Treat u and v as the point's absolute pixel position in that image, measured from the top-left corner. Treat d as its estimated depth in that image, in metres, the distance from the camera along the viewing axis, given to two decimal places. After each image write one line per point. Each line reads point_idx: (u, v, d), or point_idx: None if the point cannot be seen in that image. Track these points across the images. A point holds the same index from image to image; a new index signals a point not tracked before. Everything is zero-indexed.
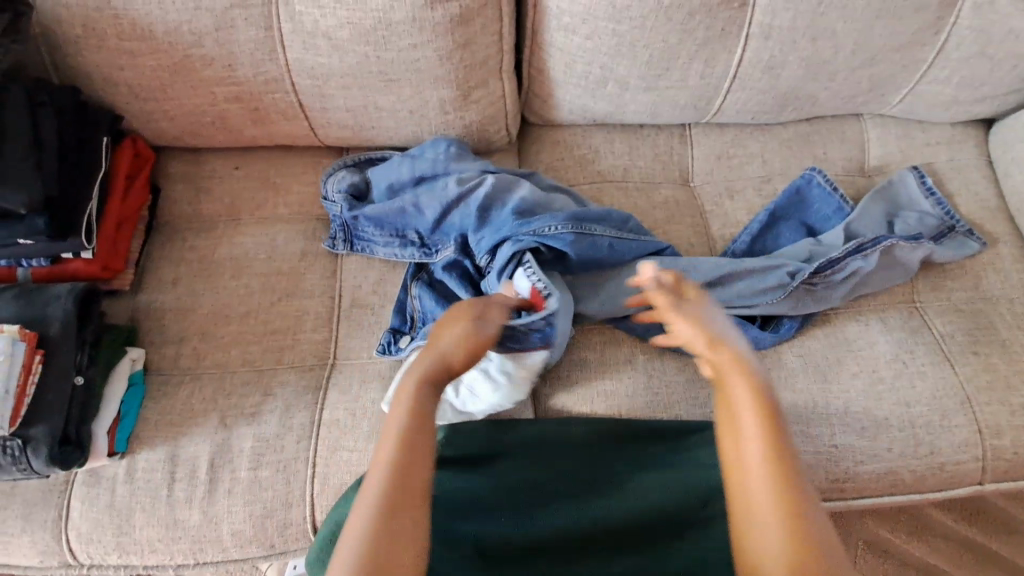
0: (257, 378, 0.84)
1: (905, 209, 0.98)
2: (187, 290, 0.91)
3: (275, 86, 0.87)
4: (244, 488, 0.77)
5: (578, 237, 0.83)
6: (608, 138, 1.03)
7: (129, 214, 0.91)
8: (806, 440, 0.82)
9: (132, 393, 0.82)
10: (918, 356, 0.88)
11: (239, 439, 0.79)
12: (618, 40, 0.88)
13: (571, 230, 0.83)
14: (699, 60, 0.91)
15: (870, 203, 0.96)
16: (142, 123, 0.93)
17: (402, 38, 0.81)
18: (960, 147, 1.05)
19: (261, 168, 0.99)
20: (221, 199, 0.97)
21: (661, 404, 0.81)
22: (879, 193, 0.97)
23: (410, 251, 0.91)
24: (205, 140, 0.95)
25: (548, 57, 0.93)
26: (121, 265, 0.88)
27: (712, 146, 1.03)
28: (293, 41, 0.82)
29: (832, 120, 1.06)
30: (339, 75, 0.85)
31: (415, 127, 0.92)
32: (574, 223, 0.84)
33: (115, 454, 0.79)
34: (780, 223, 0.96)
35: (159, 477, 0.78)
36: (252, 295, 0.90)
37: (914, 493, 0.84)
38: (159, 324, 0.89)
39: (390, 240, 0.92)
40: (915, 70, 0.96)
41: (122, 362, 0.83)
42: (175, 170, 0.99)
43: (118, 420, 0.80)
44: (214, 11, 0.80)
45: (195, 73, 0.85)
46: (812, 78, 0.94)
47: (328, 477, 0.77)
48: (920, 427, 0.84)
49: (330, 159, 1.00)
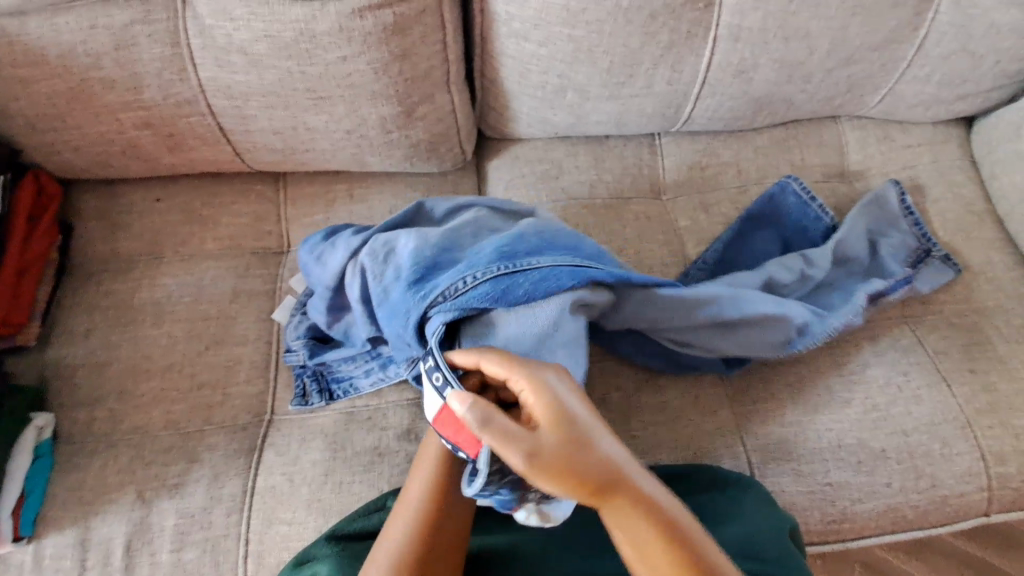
0: (182, 443, 0.74)
1: (892, 221, 0.90)
2: (102, 343, 0.80)
3: (190, 109, 0.77)
4: (167, 574, 0.67)
5: (508, 275, 0.67)
6: (571, 151, 0.94)
7: (33, 258, 0.80)
8: (798, 478, 0.75)
9: (37, 467, 0.71)
10: (912, 378, 0.81)
11: (158, 517, 0.69)
12: (574, 46, 0.80)
13: (496, 271, 0.67)
14: (664, 65, 0.83)
15: (853, 217, 0.88)
16: (43, 155, 0.82)
17: (329, 51, 0.72)
18: (943, 148, 0.99)
19: (186, 199, 0.89)
20: (141, 236, 0.86)
21: (637, 449, 0.75)
22: (864, 207, 0.89)
23: (393, 370, 0.77)
24: (119, 171, 0.84)
25: (499, 67, 0.85)
26: (23, 317, 0.77)
27: (683, 156, 0.96)
28: (205, 58, 0.72)
29: (808, 124, 0.99)
30: (262, 95, 0.75)
31: (355, 148, 0.83)
32: (497, 262, 0.68)
33: (20, 538, 0.68)
34: (760, 232, 0.89)
35: (68, 566, 0.68)
36: (176, 345, 0.80)
37: (918, 530, 0.76)
38: (69, 384, 0.78)
39: (360, 367, 0.78)
40: (894, 69, 0.90)
41: (27, 433, 0.71)
42: (89, 206, 0.88)
43: (22, 501, 0.69)
44: (111, 28, 0.70)
45: (96, 97, 0.75)
46: (786, 81, 0.87)
47: (263, 556, 0.68)
48: (920, 458, 0.77)
49: (265, 186, 0.90)
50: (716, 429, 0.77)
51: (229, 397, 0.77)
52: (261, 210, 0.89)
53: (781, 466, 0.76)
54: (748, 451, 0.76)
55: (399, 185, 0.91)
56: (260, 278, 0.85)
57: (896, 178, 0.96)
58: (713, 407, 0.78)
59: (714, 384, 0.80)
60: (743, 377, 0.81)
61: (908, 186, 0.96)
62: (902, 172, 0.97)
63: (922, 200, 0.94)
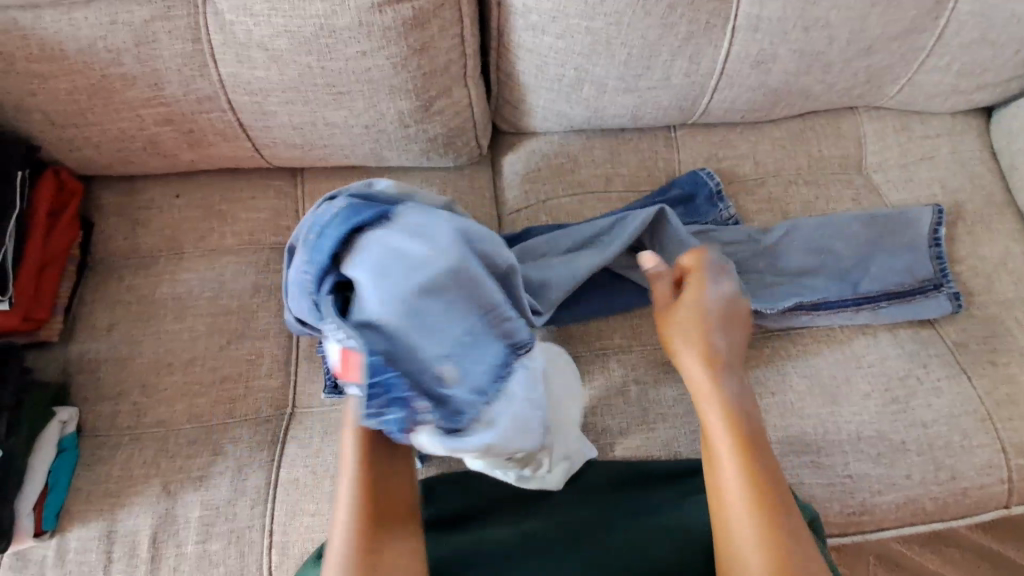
0: (205, 436, 0.75)
1: (895, 234, 0.87)
2: (124, 337, 0.81)
3: (210, 105, 0.77)
4: (193, 565, 0.68)
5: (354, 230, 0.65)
6: (587, 145, 0.94)
7: (55, 254, 0.81)
8: (818, 470, 0.75)
9: (62, 461, 0.72)
10: (932, 370, 0.81)
11: (184, 508, 0.70)
12: (592, 39, 0.80)
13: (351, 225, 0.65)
14: (682, 57, 0.83)
15: (856, 226, 0.87)
16: (64, 152, 0.82)
17: (349, 45, 0.72)
18: (962, 138, 0.98)
19: (205, 195, 0.89)
20: (160, 232, 0.87)
21: (657, 441, 0.76)
22: (877, 216, 0.88)
23: None
24: (139, 167, 0.85)
25: (516, 60, 0.85)
26: (46, 313, 0.78)
27: (699, 148, 0.96)
28: (225, 53, 0.73)
29: (825, 115, 0.98)
30: (281, 90, 0.75)
31: (373, 143, 0.83)
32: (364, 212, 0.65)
33: (43, 532, 0.69)
34: (730, 232, 0.87)
35: (95, 558, 0.69)
36: (198, 339, 0.80)
37: (939, 522, 0.76)
38: (93, 378, 0.79)
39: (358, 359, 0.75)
40: (914, 59, 0.89)
41: (51, 426, 0.73)
42: (109, 203, 0.89)
43: (47, 494, 0.70)
44: (132, 25, 0.70)
45: (117, 94, 0.75)
46: (805, 72, 0.87)
47: (288, 547, 0.69)
48: (940, 450, 0.77)
49: (282, 182, 0.91)
50: None
51: (251, 390, 0.78)
52: (279, 206, 0.89)
53: (801, 458, 0.76)
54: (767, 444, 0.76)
55: (415, 180, 0.91)
56: (280, 272, 0.85)
57: (915, 169, 0.96)
58: None
59: None
60: (762, 369, 0.81)
61: (927, 177, 0.95)
62: (921, 163, 0.96)
63: (941, 191, 0.94)
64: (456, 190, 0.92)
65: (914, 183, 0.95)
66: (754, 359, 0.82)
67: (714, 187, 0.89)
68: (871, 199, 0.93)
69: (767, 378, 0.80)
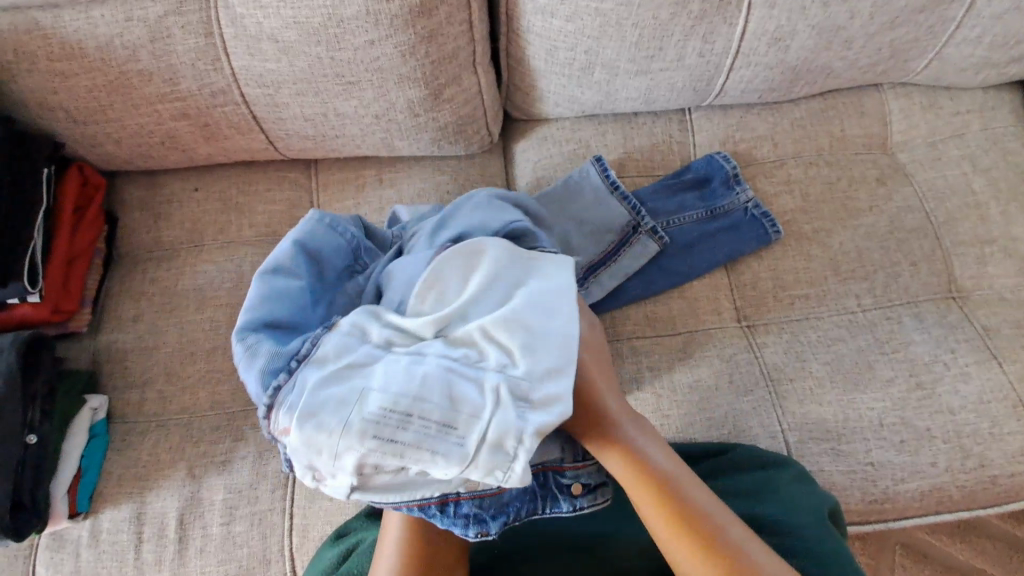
0: (227, 423, 0.77)
1: (852, 251, 0.85)
2: (149, 327, 0.83)
3: (224, 99, 0.79)
4: (217, 546, 0.71)
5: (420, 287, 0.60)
6: (599, 130, 0.93)
7: (82, 249, 0.84)
8: (837, 457, 0.74)
9: (93, 447, 0.76)
10: (960, 355, 0.78)
11: (208, 492, 0.73)
12: (602, 20, 0.78)
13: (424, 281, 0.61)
14: (696, 36, 0.81)
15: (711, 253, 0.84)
16: (87, 149, 0.85)
17: (357, 35, 0.72)
18: (994, 114, 0.94)
19: (222, 188, 0.91)
20: (181, 225, 0.89)
21: (672, 427, 0.76)
22: None
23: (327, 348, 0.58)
24: (158, 161, 0.87)
25: (525, 45, 0.84)
26: (74, 305, 0.82)
27: (716, 130, 0.93)
28: (237, 47, 0.74)
29: (848, 93, 0.95)
30: (293, 81, 0.76)
31: (384, 133, 0.83)
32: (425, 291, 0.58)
33: (77, 514, 0.73)
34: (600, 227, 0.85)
35: (126, 538, 0.72)
36: (219, 328, 0.83)
37: (964, 511, 0.74)
38: (120, 367, 0.81)
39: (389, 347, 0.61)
40: (943, 31, 0.85)
41: (82, 413, 0.75)
42: (130, 196, 0.92)
43: (79, 478, 0.73)
44: (147, 21, 0.72)
45: (135, 90, 0.77)
46: (826, 48, 0.83)
47: (308, 529, 0.71)
48: (967, 437, 0.74)
49: (298, 174, 0.92)
50: (754, 409, 0.76)
51: None
52: (294, 197, 0.91)
53: (819, 445, 0.74)
54: (785, 432, 0.75)
55: (426, 169, 0.92)
56: None
57: (943, 147, 0.92)
58: (749, 386, 0.78)
59: (751, 365, 0.79)
60: (780, 356, 0.79)
61: (956, 155, 0.91)
62: (949, 141, 0.92)
63: (972, 169, 0.90)
64: (468, 178, 0.92)
65: (943, 161, 0.91)
66: (771, 345, 0.80)
67: (722, 170, 0.88)
68: (897, 178, 0.90)
69: (786, 365, 0.79)
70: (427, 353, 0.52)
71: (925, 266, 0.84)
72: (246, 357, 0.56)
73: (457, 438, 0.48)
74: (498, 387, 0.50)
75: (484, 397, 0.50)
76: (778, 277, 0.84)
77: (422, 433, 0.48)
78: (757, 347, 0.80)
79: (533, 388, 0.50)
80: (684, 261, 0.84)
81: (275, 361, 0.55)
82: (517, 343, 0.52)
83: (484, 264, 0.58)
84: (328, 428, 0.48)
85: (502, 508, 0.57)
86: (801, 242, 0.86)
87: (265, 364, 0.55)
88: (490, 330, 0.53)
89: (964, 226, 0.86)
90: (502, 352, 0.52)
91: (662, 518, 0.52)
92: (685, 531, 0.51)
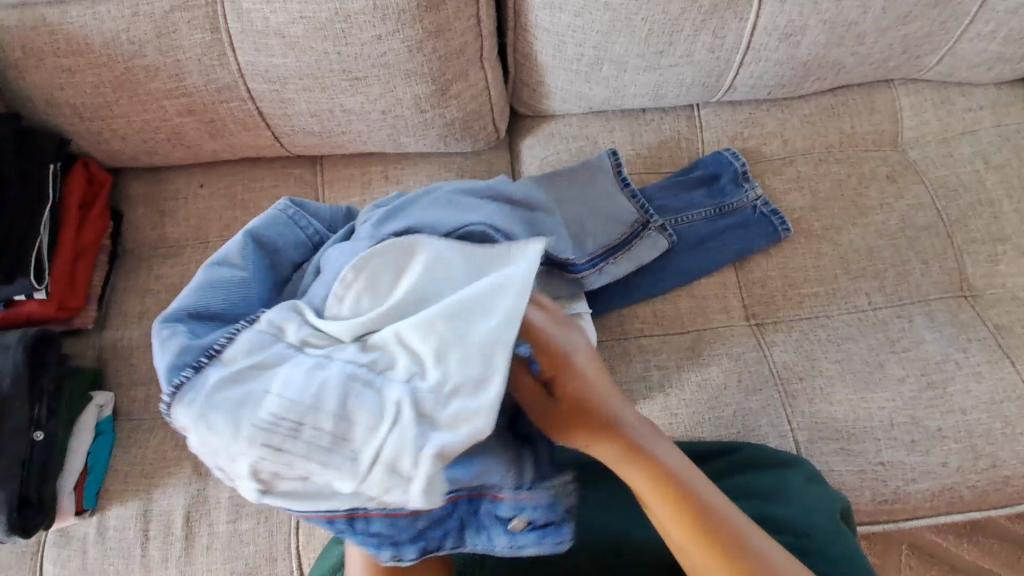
0: None
1: (863, 249, 0.84)
2: (155, 324, 0.83)
3: (230, 94, 0.78)
4: (224, 544, 0.70)
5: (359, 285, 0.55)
6: (606, 126, 0.92)
7: (87, 246, 0.84)
8: (847, 457, 0.73)
9: (100, 444, 0.75)
10: (972, 354, 0.77)
11: (215, 489, 0.73)
12: (612, 15, 0.77)
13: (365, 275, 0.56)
14: (706, 31, 0.80)
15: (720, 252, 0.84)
16: (92, 145, 0.84)
17: (364, 30, 0.71)
18: (1007, 110, 0.92)
19: (227, 185, 0.90)
20: (187, 222, 0.89)
21: (680, 426, 0.76)
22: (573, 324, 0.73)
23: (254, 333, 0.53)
24: (163, 158, 0.87)
25: (533, 40, 0.83)
26: (79, 302, 0.81)
27: (725, 127, 0.92)
28: (244, 42, 0.73)
29: (859, 89, 0.94)
30: (299, 77, 0.75)
31: (391, 129, 0.83)
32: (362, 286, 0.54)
33: (84, 511, 0.72)
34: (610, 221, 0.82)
35: (133, 536, 0.72)
36: None
37: (976, 511, 0.73)
38: (126, 364, 0.81)
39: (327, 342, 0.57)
40: (956, 27, 0.84)
41: (88, 410, 0.75)
42: (136, 193, 0.91)
43: (85, 476, 0.73)
44: (153, 16, 0.71)
45: (140, 86, 0.76)
46: (837, 43, 0.83)
47: (314, 527, 0.71)
48: (979, 437, 0.74)
49: (303, 170, 0.91)
50: (763, 408, 0.76)
51: None
52: (300, 194, 0.90)
53: (829, 445, 0.74)
54: (794, 431, 0.75)
55: (433, 166, 0.91)
56: None
57: (954, 145, 0.91)
58: (758, 385, 0.77)
59: (760, 364, 0.78)
60: (789, 355, 0.79)
61: (968, 152, 0.90)
62: (961, 138, 0.91)
63: (984, 166, 0.89)
64: (474, 175, 0.91)
65: (955, 158, 0.90)
66: (780, 343, 0.80)
67: (730, 167, 0.87)
68: (908, 176, 0.89)
69: (796, 364, 0.78)
70: (335, 358, 0.47)
71: (937, 264, 0.83)
72: (157, 349, 0.50)
73: (353, 448, 0.44)
74: (401, 401, 0.44)
75: (383, 411, 0.44)
76: (788, 275, 0.83)
77: (309, 448, 0.44)
78: (767, 346, 0.79)
79: (440, 405, 0.44)
80: (693, 259, 0.83)
81: (185, 355, 0.49)
82: (432, 352, 0.46)
83: (417, 266, 0.55)
84: (237, 430, 0.44)
85: (422, 533, 0.52)
86: (810, 240, 0.85)
87: (171, 358, 0.49)
88: (405, 336, 0.47)
89: (976, 224, 0.85)
90: (417, 357, 0.47)
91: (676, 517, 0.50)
92: (706, 541, 0.49)
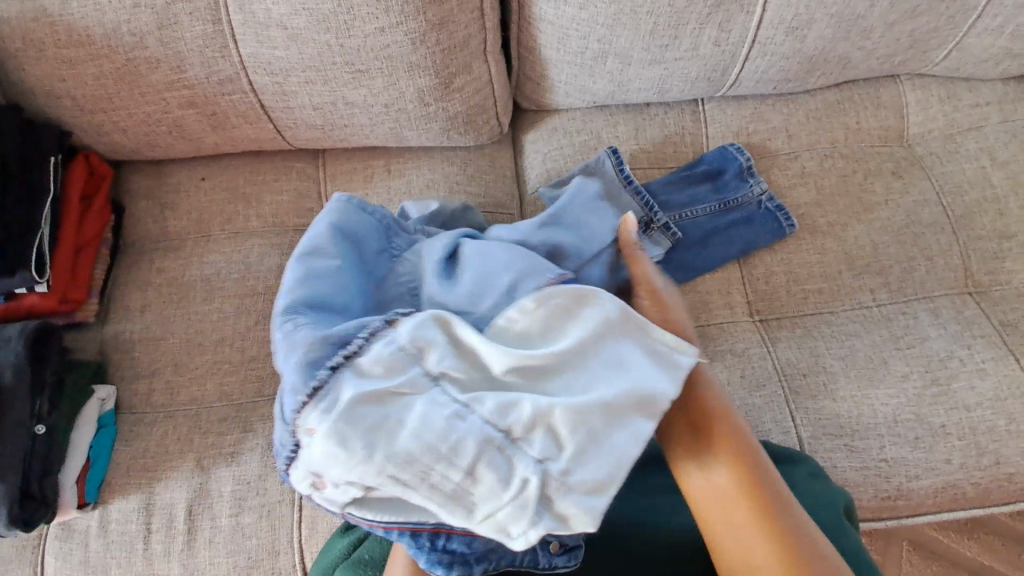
0: (235, 414, 0.77)
1: (867, 245, 0.83)
2: (157, 318, 0.83)
3: (232, 87, 0.78)
4: (226, 537, 0.70)
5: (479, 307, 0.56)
6: (610, 121, 0.92)
7: (89, 239, 0.83)
8: (850, 454, 0.73)
9: (102, 437, 0.75)
10: (976, 350, 0.77)
11: (216, 483, 0.73)
12: (617, 7, 0.77)
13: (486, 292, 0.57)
14: (711, 24, 0.79)
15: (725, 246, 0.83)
16: (93, 138, 0.84)
17: (367, 22, 0.71)
18: (1014, 106, 0.92)
19: (229, 178, 0.90)
20: (189, 215, 0.89)
21: None
22: None
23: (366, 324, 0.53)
24: (165, 150, 0.86)
25: (537, 33, 0.82)
26: (81, 295, 0.81)
27: (730, 121, 0.92)
28: (246, 34, 0.73)
29: (865, 84, 0.93)
30: (301, 70, 0.75)
31: (393, 123, 0.82)
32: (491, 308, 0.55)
33: (86, 504, 0.72)
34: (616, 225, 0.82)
35: (135, 528, 0.72)
36: (226, 319, 0.82)
37: (978, 508, 0.73)
38: (127, 358, 0.81)
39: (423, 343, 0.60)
40: (963, 21, 0.83)
41: (90, 403, 0.75)
42: (137, 186, 0.91)
43: (87, 468, 0.73)
44: (154, 8, 0.71)
45: (142, 78, 0.76)
46: (843, 37, 0.82)
47: (316, 521, 0.71)
48: (983, 434, 0.73)
49: (305, 163, 0.91)
50: (766, 404, 0.75)
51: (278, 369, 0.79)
52: (301, 188, 0.90)
53: (832, 442, 0.74)
54: (797, 426, 0.74)
55: (435, 160, 0.90)
56: None
57: (960, 140, 0.90)
58: (761, 381, 0.77)
59: (764, 360, 0.78)
60: (793, 351, 0.78)
61: (974, 148, 0.89)
62: (967, 133, 0.91)
63: (990, 162, 0.88)
64: (478, 169, 0.90)
65: (960, 154, 0.89)
66: (784, 339, 0.79)
67: (734, 162, 0.87)
68: (913, 171, 0.88)
69: (800, 360, 0.78)
70: (477, 411, 0.47)
71: (941, 260, 0.83)
72: (284, 343, 0.52)
73: (470, 501, 0.45)
74: (529, 479, 0.45)
75: (511, 481, 0.45)
76: (792, 271, 0.83)
77: (430, 494, 0.45)
78: (770, 342, 0.79)
79: (561, 490, 0.45)
80: (697, 254, 0.83)
81: (321, 350, 0.50)
82: (569, 436, 0.46)
83: (583, 314, 0.53)
84: (353, 455, 0.45)
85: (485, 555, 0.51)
86: (815, 236, 0.85)
87: (304, 355, 0.49)
88: (549, 411, 0.47)
89: (982, 220, 0.85)
90: (552, 436, 0.46)
91: (735, 474, 0.49)
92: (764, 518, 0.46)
